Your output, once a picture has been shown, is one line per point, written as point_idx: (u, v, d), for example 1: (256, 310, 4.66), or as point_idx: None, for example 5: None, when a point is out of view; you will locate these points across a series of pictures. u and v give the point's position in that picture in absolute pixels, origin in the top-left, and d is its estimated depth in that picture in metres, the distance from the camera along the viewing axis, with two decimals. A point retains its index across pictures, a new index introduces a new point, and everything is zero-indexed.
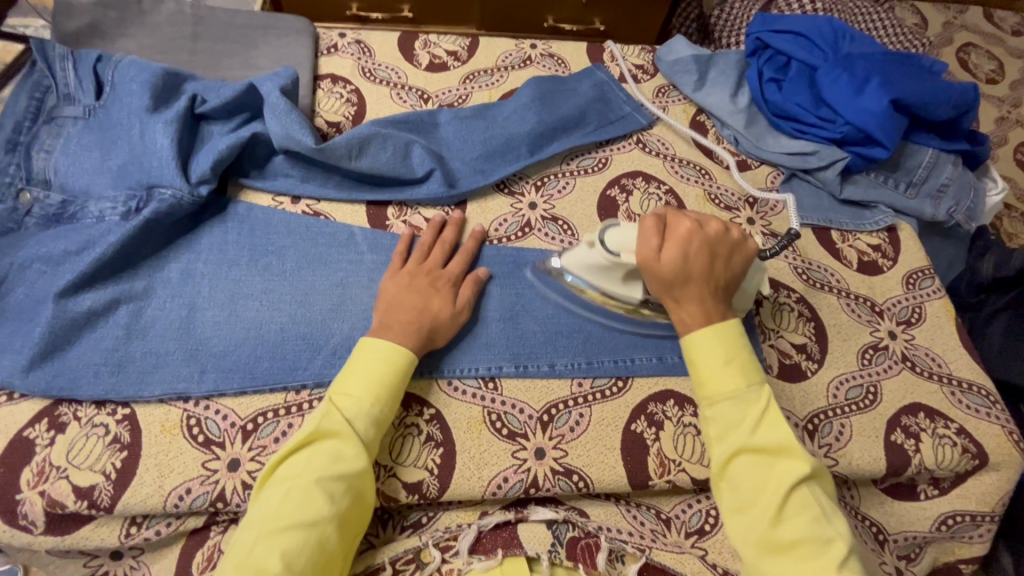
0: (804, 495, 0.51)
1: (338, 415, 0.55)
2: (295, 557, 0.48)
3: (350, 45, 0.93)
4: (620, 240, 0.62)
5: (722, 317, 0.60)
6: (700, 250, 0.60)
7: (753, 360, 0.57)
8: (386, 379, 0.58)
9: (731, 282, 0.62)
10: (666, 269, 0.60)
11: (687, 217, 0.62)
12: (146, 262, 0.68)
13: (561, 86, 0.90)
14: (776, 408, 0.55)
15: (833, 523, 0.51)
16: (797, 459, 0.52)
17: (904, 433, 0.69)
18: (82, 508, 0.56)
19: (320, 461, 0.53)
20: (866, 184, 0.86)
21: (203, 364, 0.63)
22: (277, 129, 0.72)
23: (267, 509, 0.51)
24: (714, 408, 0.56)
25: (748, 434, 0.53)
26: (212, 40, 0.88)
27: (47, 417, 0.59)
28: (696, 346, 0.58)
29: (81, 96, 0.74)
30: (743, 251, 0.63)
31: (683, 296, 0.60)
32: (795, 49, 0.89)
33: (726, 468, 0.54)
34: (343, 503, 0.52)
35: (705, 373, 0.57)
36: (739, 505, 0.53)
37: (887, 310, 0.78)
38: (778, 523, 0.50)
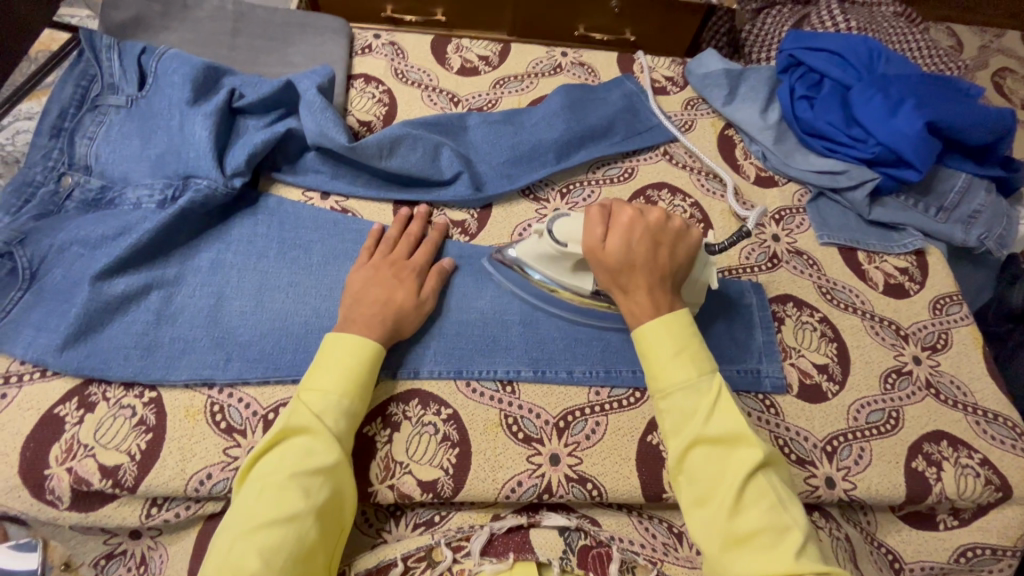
0: (760, 483, 0.51)
1: (306, 410, 0.55)
2: (273, 554, 0.48)
3: (384, 46, 0.94)
4: (567, 229, 0.62)
5: (672, 308, 0.58)
6: (645, 240, 0.59)
7: (705, 351, 0.57)
8: (355, 372, 0.58)
9: (678, 271, 0.60)
10: (610, 257, 0.59)
11: (628, 207, 0.60)
12: (178, 250, 0.69)
13: (590, 94, 0.91)
14: (729, 395, 0.54)
15: (791, 510, 0.50)
16: (749, 447, 0.51)
17: (926, 461, 0.68)
18: (106, 486, 0.57)
19: (292, 456, 0.53)
20: (895, 206, 0.85)
21: (229, 353, 0.64)
22: (312, 126, 0.73)
23: (245, 510, 0.50)
24: (668, 400, 0.55)
25: (701, 424, 0.52)
26: (251, 36, 0.90)
27: (77, 395, 0.61)
28: (647, 336, 0.57)
29: (125, 86, 0.76)
30: (688, 240, 0.61)
31: (631, 287, 0.59)
32: (828, 67, 0.89)
33: (682, 461, 0.53)
34: (321, 496, 0.52)
35: (657, 364, 0.56)
36: (699, 498, 0.52)
37: (912, 335, 0.77)
38: (736, 513, 0.49)
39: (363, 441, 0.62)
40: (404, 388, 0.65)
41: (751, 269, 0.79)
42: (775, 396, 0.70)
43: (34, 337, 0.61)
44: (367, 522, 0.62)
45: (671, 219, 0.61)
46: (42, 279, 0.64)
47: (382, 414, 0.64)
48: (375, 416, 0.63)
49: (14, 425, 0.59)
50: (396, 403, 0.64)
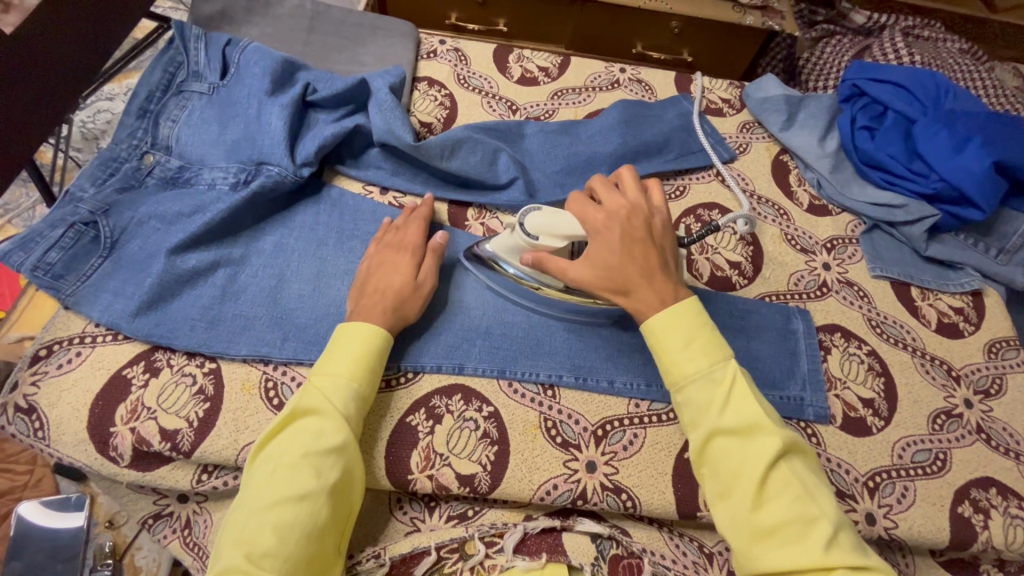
0: (784, 473, 0.50)
1: (318, 393, 0.57)
2: (288, 530, 0.50)
3: (448, 52, 0.97)
4: (539, 223, 0.63)
5: (677, 297, 0.58)
6: (623, 239, 0.59)
7: (718, 339, 0.57)
8: (367, 358, 0.60)
9: (665, 254, 0.61)
10: (596, 271, 0.59)
11: (599, 207, 0.62)
12: (246, 231, 0.73)
13: (646, 111, 0.92)
14: (744, 382, 0.54)
15: (819, 502, 0.49)
16: (770, 437, 0.51)
17: (973, 507, 0.66)
18: (164, 449, 0.60)
19: (305, 437, 0.54)
20: (953, 243, 0.83)
21: (286, 333, 0.67)
22: (380, 124, 0.77)
23: (257, 486, 0.52)
24: (683, 392, 0.55)
25: (716, 414, 0.53)
26: (325, 35, 0.95)
27: (144, 360, 0.64)
28: (656, 328, 0.57)
29: (208, 74, 0.81)
30: (663, 224, 0.63)
31: (631, 288, 0.58)
32: (892, 99, 0.88)
33: (703, 452, 0.53)
34: (332, 476, 0.53)
35: (667, 355, 0.56)
36: (721, 491, 0.52)
37: (964, 377, 0.75)
38: (759, 506, 0.49)
39: (405, 430, 0.64)
40: (448, 382, 0.67)
41: (798, 296, 0.78)
42: (817, 426, 0.69)
43: (111, 302, 0.65)
44: (401, 509, 0.64)
45: (641, 207, 0.62)
46: (121, 248, 0.68)
47: (425, 405, 0.65)
48: (418, 407, 0.65)
49: (86, 383, 0.62)
50: (440, 396, 0.66)
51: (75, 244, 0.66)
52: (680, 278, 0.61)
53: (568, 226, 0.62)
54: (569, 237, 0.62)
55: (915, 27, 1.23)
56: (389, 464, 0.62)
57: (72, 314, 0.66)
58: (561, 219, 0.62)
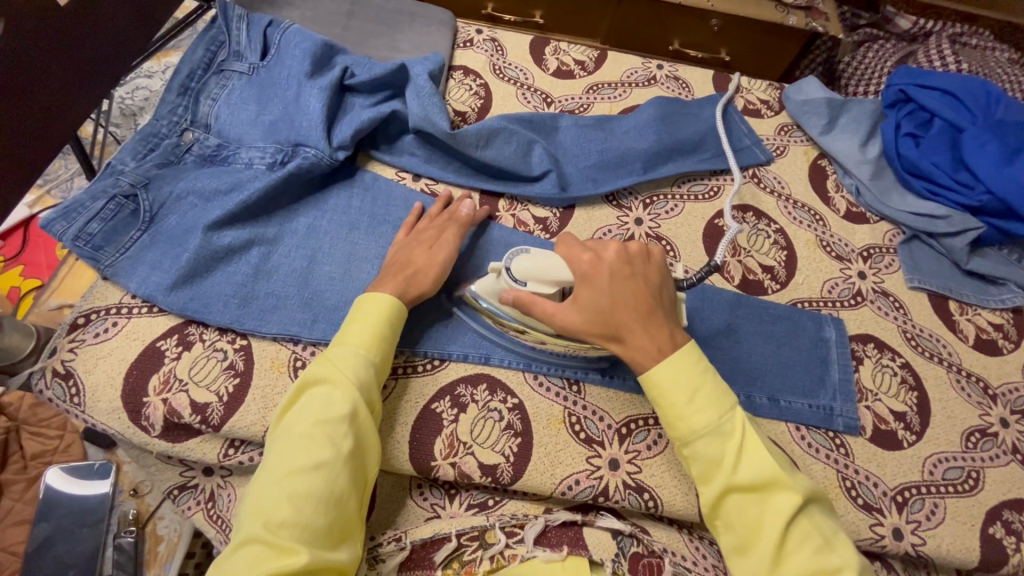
0: (803, 525, 0.51)
1: (329, 363, 0.57)
2: (303, 499, 0.50)
3: (485, 41, 0.97)
4: (528, 268, 0.59)
5: (676, 343, 0.57)
6: (613, 281, 0.58)
7: (723, 388, 0.55)
8: (379, 328, 0.60)
9: (659, 295, 0.59)
10: (586, 314, 0.57)
11: (586, 250, 0.60)
12: (280, 212, 0.73)
13: (682, 109, 0.91)
14: (753, 435, 0.54)
15: (838, 551, 0.50)
16: (786, 492, 0.51)
17: (1005, 528, 0.64)
18: (194, 421, 0.61)
19: (316, 408, 0.54)
20: (995, 258, 0.81)
21: (316, 314, 0.68)
22: (417, 110, 0.77)
23: (272, 458, 0.53)
24: (692, 448, 0.54)
25: (729, 473, 0.52)
26: (364, 20, 0.95)
27: (178, 333, 0.65)
28: (659, 384, 0.55)
29: (249, 54, 0.82)
30: (656, 266, 0.61)
31: (626, 333, 0.57)
32: (940, 106, 0.85)
33: (717, 508, 0.53)
34: (345, 445, 0.53)
35: (673, 411, 0.55)
36: (737, 544, 0.52)
37: (1001, 395, 0.73)
38: (777, 564, 0.50)
39: (430, 416, 0.64)
40: (474, 372, 0.67)
41: (831, 304, 0.77)
42: (846, 436, 0.68)
43: (147, 275, 0.66)
44: (421, 494, 0.64)
45: (632, 246, 0.61)
46: (159, 222, 0.69)
47: (450, 393, 0.65)
48: (444, 394, 0.65)
49: (121, 352, 0.64)
50: (466, 385, 0.66)
51: (115, 217, 0.67)
52: (673, 319, 0.59)
53: (556, 269, 0.58)
54: (559, 282, 0.59)
55: (962, 34, 1.20)
56: (412, 449, 0.62)
57: (109, 285, 0.67)
58: (548, 262, 0.59)
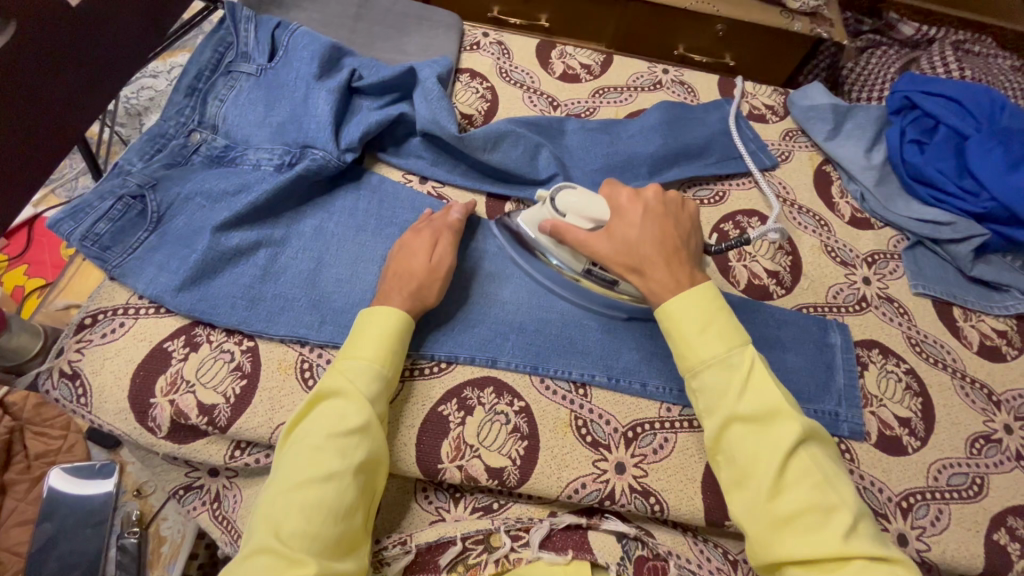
0: (803, 460, 0.50)
1: (342, 376, 0.57)
2: (315, 509, 0.50)
3: (492, 44, 0.97)
4: (569, 202, 0.64)
5: (699, 282, 0.59)
6: (646, 219, 0.61)
7: (736, 325, 0.56)
8: (393, 341, 0.60)
9: (689, 240, 0.63)
10: (617, 241, 0.61)
11: (627, 187, 0.65)
12: (287, 213, 0.73)
13: (688, 114, 0.91)
14: (762, 368, 0.54)
15: (839, 490, 0.49)
16: (788, 424, 0.51)
17: (1009, 535, 0.64)
18: (201, 422, 0.61)
19: (329, 420, 0.54)
20: (999, 265, 0.81)
21: (323, 316, 0.68)
22: (425, 113, 0.77)
23: (284, 468, 0.53)
24: (700, 378, 0.55)
25: (733, 400, 0.52)
26: (371, 23, 0.95)
27: (185, 334, 0.65)
28: (672, 313, 0.57)
29: (257, 56, 0.82)
30: (690, 214, 0.65)
31: (647, 266, 0.59)
32: (945, 113, 0.86)
33: (719, 440, 0.53)
34: (356, 457, 0.54)
35: (683, 340, 0.56)
36: (736, 477, 0.52)
37: (1005, 402, 0.73)
38: (775, 494, 0.49)
39: (437, 419, 0.64)
40: (481, 375, 0.67)
41: (836, 310, 0.77)
42: (851, 442, 0.68)
43: (155, 275, 0.66)
44: (426, 498, 0.64)
45: (672, 193, 0.65)
46: (167, 223, 0.69)
47: (457, 396, 0.65)
48: (450, 397, 0.65)
49: (129, 353, 0.64)
50: (472, 388, 0.66)
51: (123, 217, 0.68)
52: (702, 268, 0.61)
53: (596, 206, 0.63)
54: (596, 218, 0.63)
55: (965, 41, 1.20)
56: (419, 452, 0.62)
57: (116, 286, 0.67)
58: (591, 200, 0.64)
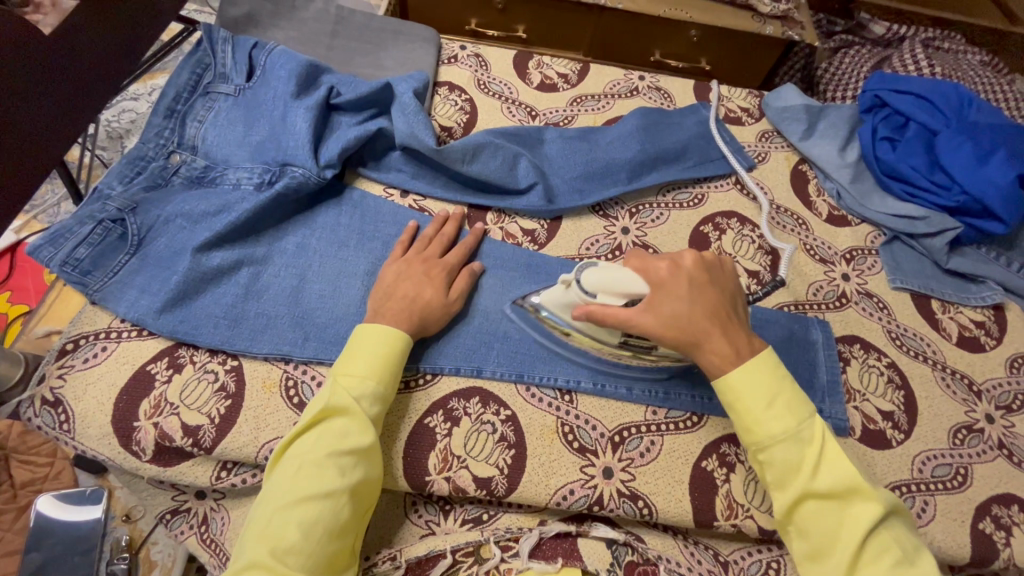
0: (882, 539, 0.51)
1: (345, 393, 0.57)
2: (311, 526, 0.50)
3: (469, 57, 0.98)
4: (597, 281, 0.59)
5: (753, 349, 0.59)
6: (691, 287, 0.60)
7: (800, 396, 0.57)
8: (392, 361, 0.60)
9: (734, 303, 0.63)
10: (664, 316, 0.58)
11: (661, 258, 0.62)
12: (268, 232, 0.74)
13: (665, 119, 0.92)
14: (833, 445, 0.55)
15: (918, 564, 0.50)
16: (866, 501, 0.52)
17: (995, 523, 0.65)
18: (186, 444, 0.61)
19: (330, 437, 0.54)
20: (974, 257, 0.83)
21: (307, 332, 0.68)
22: (403, 127, 0.77)
23: (282, 482, 0.53)
24: (768, 453, 0.55)
25: (808, 479, 0.53)
26: (348, 40, 0.96)
27: (168, 356, 0.65)
28: (735, 385, 0.57)
29: (235, 76, 0.83)
30: (729, 274, 0.65)
31: (703, 340, 0.59)
32: (915, 110, 0.88)
33: (792, 514, 0.54)
34: (355, 475, 0.54)
35: (751, 416, 0.56)
36: (811, 553, 0.53)
37: (985, 392, 0.74)
38: (853, 573, 0.50)
39: (423, 431, 0.64)
40: (466, 385, 0.67)
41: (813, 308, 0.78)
42: (835, 437, 0.69)
43: (137, 298, 0.66)
44: (416, 511, 0.64)
45: (707, 255, 0.64)
46: (147, 245, 0.69)
47: (443, 407, 0.65)
48: (436, 408, 0.65)
49: (111, 377, 0.63)
50: (458, 399, 0.66)
51: (103, 241, 0.67)
52: (748, 328, 0.62)
53: (628, 283, 0.58)
54: (629, 293, 0.58)
55: (935, 38, 1.23)
56: (406, 465, 0.62)
57: (99, 310, 0.67)
58: (619, 276, 0.58)
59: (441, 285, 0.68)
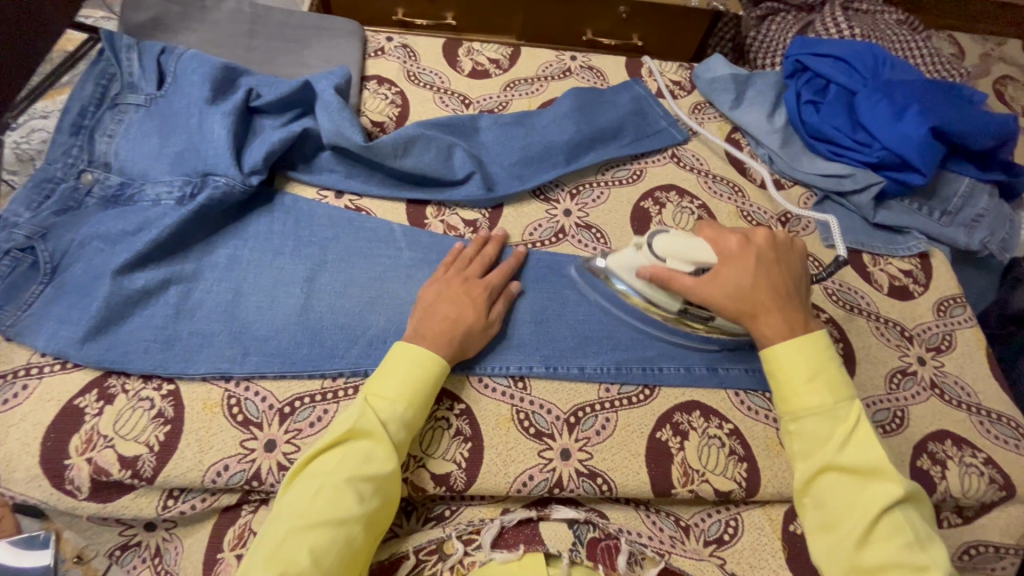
0: (897, 518, 0.50)
1: (374, 416, 0.56)
2: (323, 553, 0.50)
3: (396, 48, 0.96)
4: (667, 246, 0.64)
5: (806, 329, 0.60)
6: (759, 262, 0.62)
7: (844, 378, 0.57)
8: (420, 385, 0.59)
9: (798, 284, 0.64)
10: (727, 285, 0.61)
11: (733, 233, 0.64)
12: (196, 247, 0.70)
13: (599, 98, 0.92)
14: (868, 427, 0.54)
15: (930, 551, 0.49)
16: (890, 482, 0.51)
17: (930, 459, 0.69)
18: (125, 477, 0.58)
19: (353, 460, 0.54)
20: (900, 209, 0.86)
21: (246, 347, 0.65)
22: (328, 126, 0.75)
23: (299, 503, 0.52)
24: (799, 423, 0.56)
25: (834, 452, 0.53)
26: (267, 38, 0.92)
27: (97, 387, 0.62)
28: (777, 357, 0.58)
29: (145, 85, 0.78)
30: (799, 255, 0.66)
31: (760, 312, 0.60)
32: (834, 72, 0.91)
33: (811, 484, 0.54)
34: (372, 504, 0.54)
35: (789, 386, 0.57)
36: (823, 523, 0.53)
37: (916, 336, 0.78)
38: (862, 545, 0.50)
39: None
40: None
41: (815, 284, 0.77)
42: None
43: (56, 330, 0.62)
44: None
45: (780, 236, 0.65)
46: (63, 273, 0.65)
47: None
48: None
49: (36, 416, 0.60)
50: None
51: (12, 273, 0.63)
52: (810, 311, 0.62)
53: (697, 251, 0.63)
54: (698, 262, 0.63)
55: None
56: None
57: (15, 346, 0.63)
58: (688, 244, 0.63)
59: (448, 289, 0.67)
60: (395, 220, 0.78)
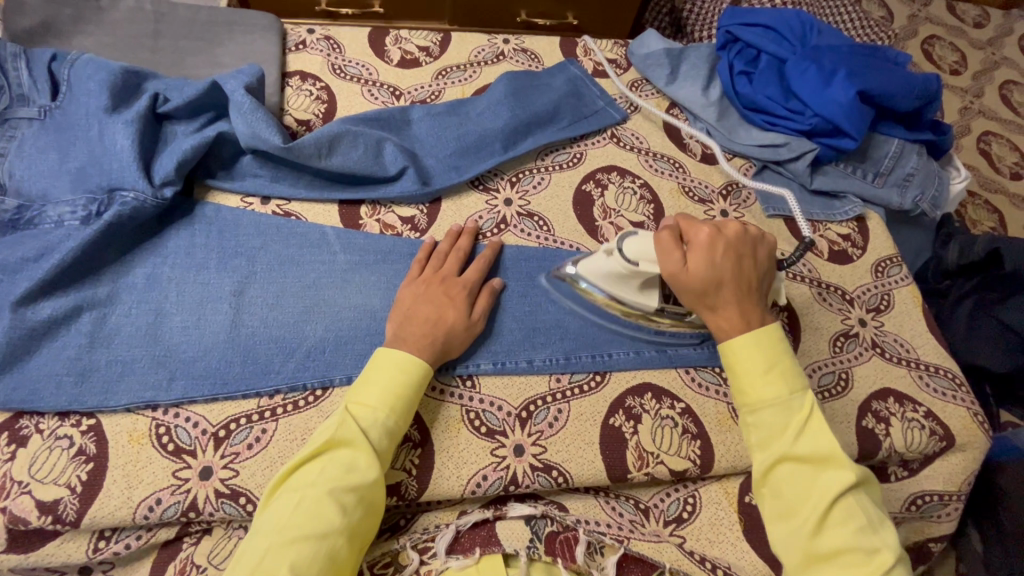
0: (851, 504, 0.50)
1: (354, 424, 0.54)
2: (304, 568, 0.47)
3: (319, 41, 0.91)
4: (639, 248, 0.62)
5: (764, 322, 0.58)
6: (726, 255, 0.59)
7: (796, 367, 0.56)
8: (401, 390, 0.57)
9: (760, 277, 0.61)
10: (695, 278, 0.58)
11: (704, 224, 0.60)
12: (108, 268, 0.65)
13: (534, 81, 0.90)
14: (821, 415, 0.54)
15: (881, 533, 0.49)
16: (841, 470, 0.51)
17: (875, 418, 0.70)
18: (47, 523, 0.54)
19: (334, 471, 0.51)
20: (835, 174, 0.87)
21: (172, 372, 0.61)
22: (243, 129, 0.70)
23: (279, 516, 0.49)
24: (756, 415, 0.55)
25: (790, 442, 0.52)
26: (174, 37, 0.85)
27: (8, 430, 0.57)
28: (736, 350, 0.57)
29: (36, 96, 0.71)
30: (764, 243, 0.63)
31: (720, 303, 0.58)
32: (763, 42, 0.91)
33: (769, 474, 0.53)
34: (355, 515, 0.51)
35: (747, 379, 0.56)
36: (781, 512, 0.52)
37: (857, 298, 0.80)
38: (818, 531, 0.50)
39: None
40: None
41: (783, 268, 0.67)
42: None
43: None
44: None
45: (746, 226, 0.62)
46: None
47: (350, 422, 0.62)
48: None
49: None
50: None
51: None
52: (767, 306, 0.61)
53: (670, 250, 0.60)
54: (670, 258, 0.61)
55: None
56: None
57: None
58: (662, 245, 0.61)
59: (420, 292, 0.65)
60: (326, 223, 0.74)
